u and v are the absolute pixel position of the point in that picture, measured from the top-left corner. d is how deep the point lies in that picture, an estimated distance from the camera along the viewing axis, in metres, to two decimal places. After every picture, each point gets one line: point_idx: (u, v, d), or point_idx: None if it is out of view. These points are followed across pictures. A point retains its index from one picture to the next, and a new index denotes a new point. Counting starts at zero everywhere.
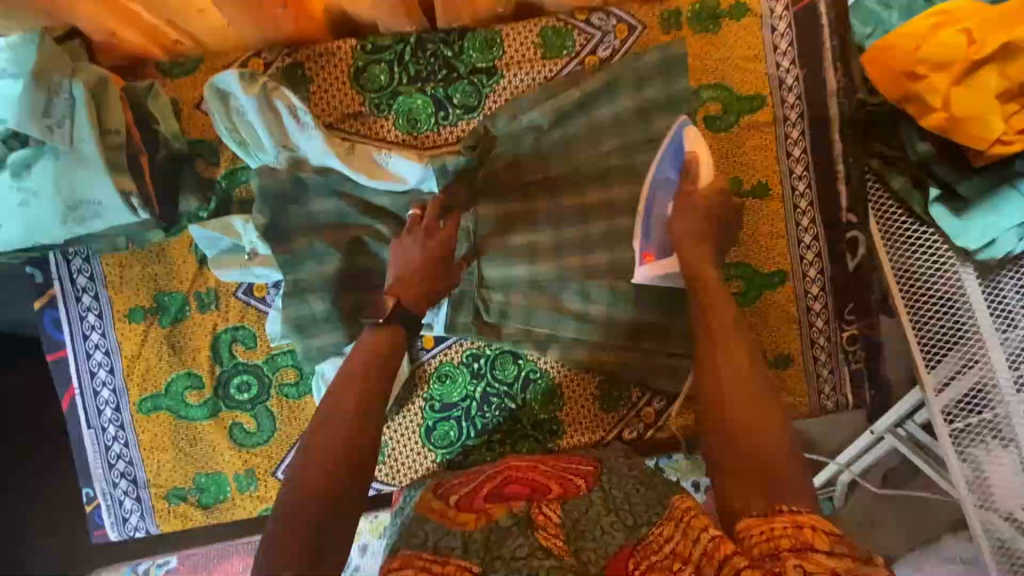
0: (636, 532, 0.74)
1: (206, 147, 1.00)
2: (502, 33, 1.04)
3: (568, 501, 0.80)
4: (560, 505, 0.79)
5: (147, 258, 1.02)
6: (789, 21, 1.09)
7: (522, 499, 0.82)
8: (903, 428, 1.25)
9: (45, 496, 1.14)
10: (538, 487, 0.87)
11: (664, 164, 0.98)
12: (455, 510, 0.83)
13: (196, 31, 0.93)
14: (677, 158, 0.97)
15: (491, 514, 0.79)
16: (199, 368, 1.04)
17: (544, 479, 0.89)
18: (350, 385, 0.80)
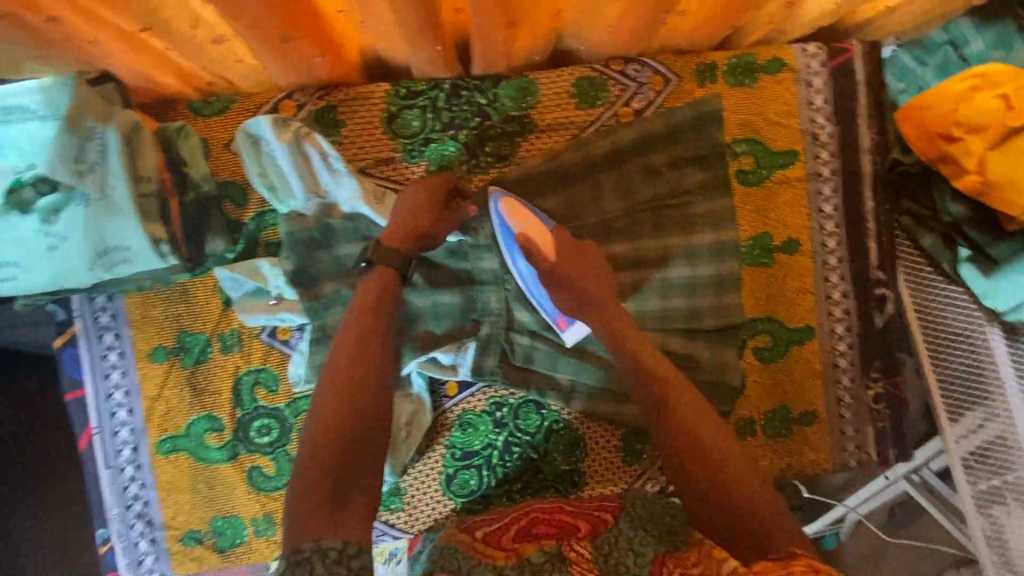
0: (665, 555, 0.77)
1: (236, 189, 0.99)
2: (536, 82, 1.04)
3: (598, 540, 0.80)
4: (591, 543, 0.79)
5: (171, 298, 1.01)
6: (825, 77, 1.08)
7: (552, 539, 0.84)
8: (919, 475, 1.23)
9: (42, 493, 1.11)
10: (567, 528, 0.87)
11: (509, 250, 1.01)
12: (482, 545, 0.84)
13: (232, 76, 0.92)
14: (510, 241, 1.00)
15: (519, 552, 0.80)
16: (220, 411, 1.03)
17: (571, 518, 0.90)
18: (354, 342, 0.82)
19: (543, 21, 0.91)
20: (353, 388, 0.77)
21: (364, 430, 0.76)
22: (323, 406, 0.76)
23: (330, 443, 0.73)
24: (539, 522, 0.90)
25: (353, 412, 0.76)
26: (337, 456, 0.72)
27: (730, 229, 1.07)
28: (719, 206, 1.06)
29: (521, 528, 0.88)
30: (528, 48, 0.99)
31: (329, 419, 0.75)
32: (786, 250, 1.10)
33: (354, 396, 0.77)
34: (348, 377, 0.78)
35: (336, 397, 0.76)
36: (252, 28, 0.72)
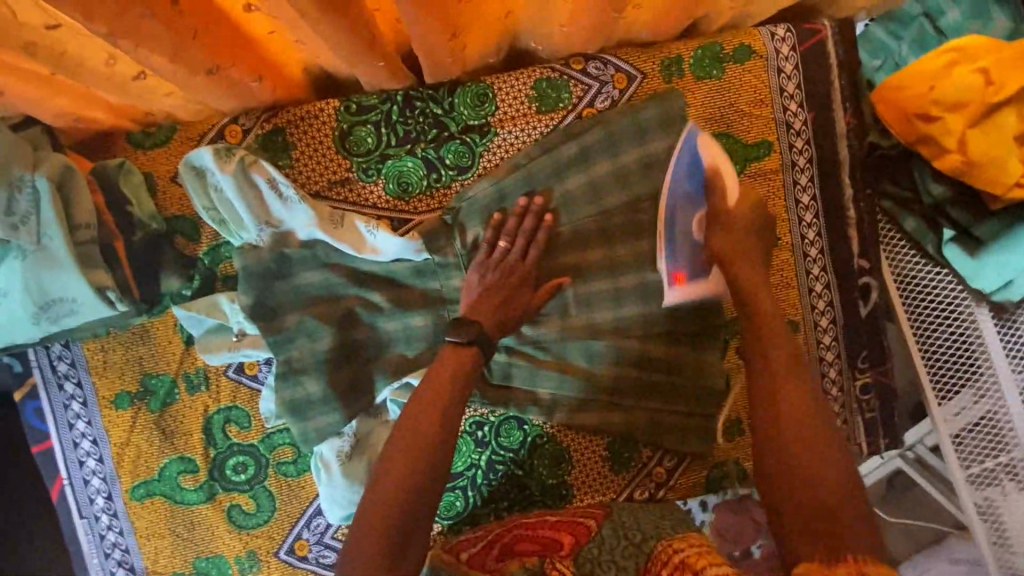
0: (646, 552, 0.81)
1: (186, 224, 0.94)
2: (494, 87, 0.99)
3: (581, 554, 0.81)
4: (573, 560, 0.80)
5: (130, 342, 0.97)
6: (795, 62, 1.03)
7: (534, 555, 0.83)
8: (913, 450, 1.23)
9: (24, 540, 1.07)
10: (551, 544, 0.86)
11: (677, 179, 0.96)
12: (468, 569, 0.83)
13: (169, 108, 0.86)
14: (693, 170, 0.96)
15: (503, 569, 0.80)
16: (192, 453, 1.00)
17: (553, 533, 0.89)
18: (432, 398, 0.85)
19: (490, 23, 0.86)
20: (422, 450, 0.81)
21: (427, 489, 0.79)
22: (386, 464, 0.80)
23: (391, 503, 0.77)
24: (522, 540, 0.88)
25: (417, 470, 0.80)
26: (397, 515, 0.76)
27: None
28: None
29: (502, 548, 0.86)
30: (480, 54, 0.94)
31: (395, 478, 0.79)
32: None
33: (423, 459, 0.80)
34: (412, 442, 0.81)
35: (399, 456, 0.80)
36: (173, 62, 0.67)
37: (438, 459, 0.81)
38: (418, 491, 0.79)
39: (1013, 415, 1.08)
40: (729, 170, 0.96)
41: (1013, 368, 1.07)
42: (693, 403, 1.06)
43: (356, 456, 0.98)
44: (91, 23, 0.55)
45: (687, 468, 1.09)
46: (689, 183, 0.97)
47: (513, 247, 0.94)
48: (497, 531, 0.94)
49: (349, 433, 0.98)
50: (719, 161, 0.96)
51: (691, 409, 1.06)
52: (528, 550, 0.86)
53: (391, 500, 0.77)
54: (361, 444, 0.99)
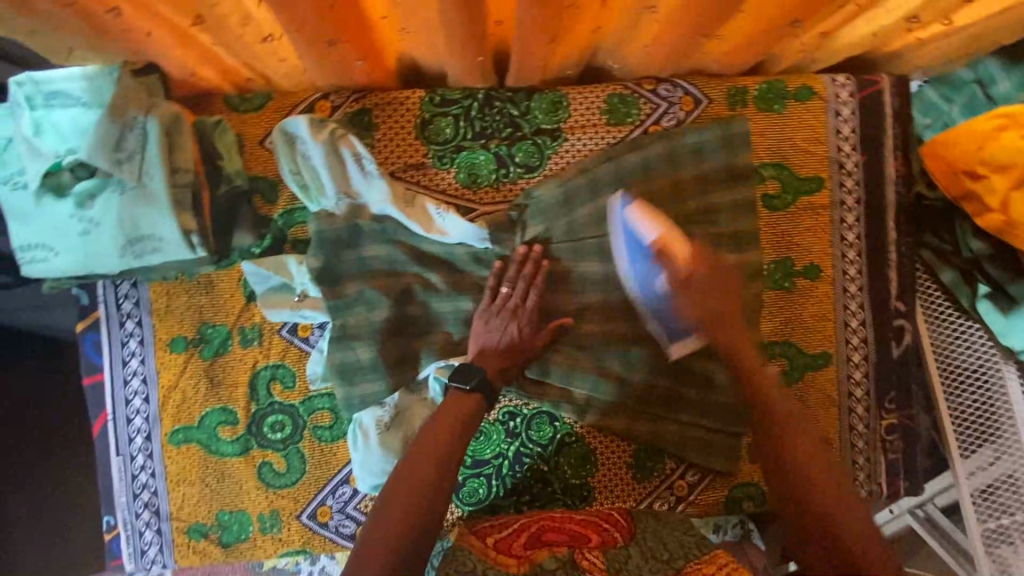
0: (676, 567, 0.85)
1: (267, 184, 1.00)
2: (569, 96, 1.05)
3: (609, 552, 0.88)
4: (602, 554, 0.87)
5: (194, 289, 1.02)
6: (853, 107, 1.09)
7: (564, 545, 0.88)
8: (924, 508, 1.25)
9: None
10: (579, 537, 0.92)
11: (627, 257, 1.00)
12: (495, 550, 0.87)
13: (273, 74, 0.93)
14: (637, 250, 0.98)
15: (530, 558, 0.85)
16: (235, 405, 1.03)
17: (580, 528, 0.95)
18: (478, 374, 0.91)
19: (581, 36, 0.92)
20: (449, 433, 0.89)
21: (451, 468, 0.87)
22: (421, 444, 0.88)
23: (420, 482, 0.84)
24: (550, 530, 0.93)
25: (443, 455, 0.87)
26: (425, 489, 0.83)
27: (755, 252, 1.07)
28: (744, 227, 1.07)
29: (532, 535, 0.91)
30: (563, 63, 1.01)
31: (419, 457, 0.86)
32: (807, 275, 1.10)
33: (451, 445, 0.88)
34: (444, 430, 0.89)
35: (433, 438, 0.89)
36: (300, 30, 0.73)
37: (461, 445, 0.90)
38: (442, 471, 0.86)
39: None
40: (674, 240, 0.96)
41: None
42: (722, 420, 1.09)
43: (393, 428, 1.00)
44: None
45: (707, 486, 1.11)
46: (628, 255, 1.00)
47: (513, 292, 0.99)
48: (522, 520, 0.97)
49: (390, 404, 1.00)
50: (663, 237, 0.96)
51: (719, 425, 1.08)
52: (554, 539, 0.92)
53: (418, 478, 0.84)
54: (400, 418, 1.01)
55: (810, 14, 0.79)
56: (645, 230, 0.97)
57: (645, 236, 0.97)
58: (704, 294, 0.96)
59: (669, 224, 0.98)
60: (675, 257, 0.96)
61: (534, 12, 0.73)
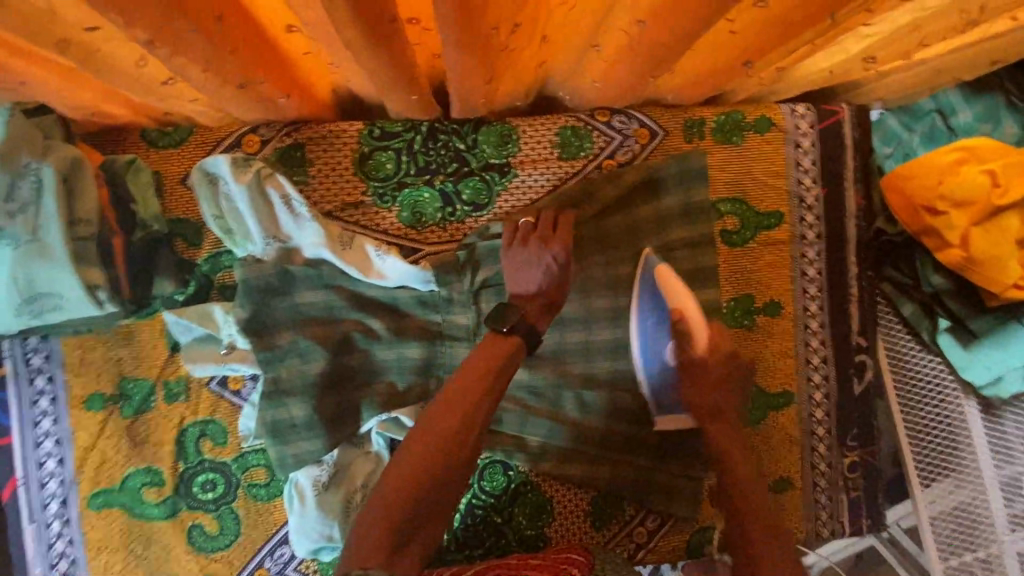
0: None
1: (189, 227, 0.92)
2: (518, 129, 1.00)
3: None
4: None
5: (112, 341, 0.94)
6: (812, 139, 1.05)
7: None
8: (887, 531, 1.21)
9: None
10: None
11: (642, 312, 0.96)
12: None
13: (191, 112, 0.85)
14: (657, 306, 0.94)
15: None
16: (160, 465, 0.95)
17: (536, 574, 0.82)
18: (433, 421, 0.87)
19: (525, 73, 0.85)
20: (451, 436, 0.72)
21: (446, 487, 0.70)
22: (419, 435, 0.72)
23: (400, 500, 0.67)
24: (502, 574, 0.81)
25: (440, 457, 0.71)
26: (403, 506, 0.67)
27: (715, 290, 1.03)
28: (703, 264, 1.03)
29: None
30: (510, 96, 0.95)
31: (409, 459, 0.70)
32: (767, 312, 1.06)
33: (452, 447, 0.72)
34: (447, 425, 0.73)
35: (424, 437, 0.72)
36: (207, 74, 0.66)
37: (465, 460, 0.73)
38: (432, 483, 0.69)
39: (992, 509, 1.09)
40: (696, 318, 0.92)
41: (995, 462, 1.09)
42: (683, 464, 1.04)
43: (332, 488, 0.94)
44: (132, 25, 0.52)
45: (667, 532, 1.07)
46: (652, 315, 0.95)
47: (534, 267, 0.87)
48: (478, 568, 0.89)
49: (328, 462, 0.94)
50: (683, 304, 0.93)
51: (680, 470, 1.04)
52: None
53: (399, 487, 0.68)
54: (340, 475, 0.95)
55: (762, 57, 0.74)
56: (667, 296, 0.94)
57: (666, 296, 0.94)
58: (713, 386, 0.94)
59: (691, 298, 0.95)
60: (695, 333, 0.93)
61: (465, 63, 0.67)
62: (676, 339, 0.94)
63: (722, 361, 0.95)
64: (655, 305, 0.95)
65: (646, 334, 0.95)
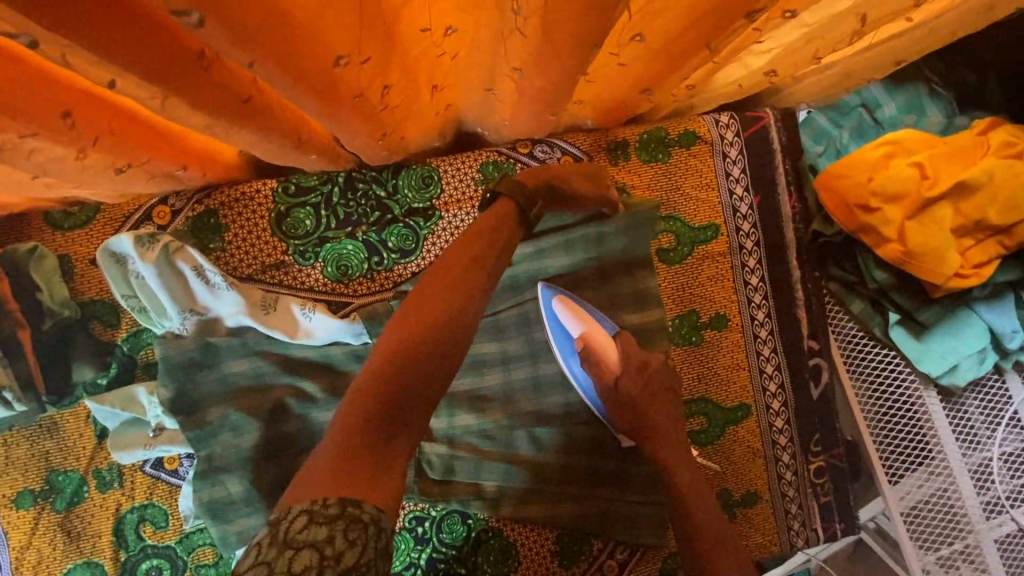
0: None
1: (104, 309, 0.88)
2: (439, 170, 0.98)
3: None
4: None
5: (35, 435, 0.90)
6: (740, 147, 1.04)
7: None
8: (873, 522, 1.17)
9: None
10: None
11: (565, 358, 0.97)
12: None
13: (87, 193, 0.82)
14: (569, 344, 0.96)
15: None
16: (100, 557, 0.91)
17: None
18: None
19: (430, 117, 0.83)
20: (428, 349, 0.68)
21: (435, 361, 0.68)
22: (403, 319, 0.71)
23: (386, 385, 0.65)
24: None
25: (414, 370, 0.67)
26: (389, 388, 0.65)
27: (657, 309, 1.01)
28: (643, 285, 1.01)
29: None
30: (424, 140, 0.93)
31: (380, 375, 0.66)
32: (714, 326, 1.05)
33: (434, 360, 0.68)
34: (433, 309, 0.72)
35: (411, 320, 0.70)
36: (79, 165, 0.63)
37: (442, 377, 0.69)
38: (410, 403, 0.65)
39: (963, 497, 1.06)
40: (603, 340, 0.94)
41: (961, 449, 1.07)
42: (645, 491, 1.02)
43: None
44: None
45: (638, 562, 1.04)
46: (571, 357, 0.97)
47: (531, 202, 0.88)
48: None
49: None
50: (586, 330, 0.94)
51: (643, 498, 1.02)
52: None
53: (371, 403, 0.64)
54: None
55: (658, 83, 0.72)
56: (570, 324, 0.95)
57: (573, 330, 0.95)
58: (644, 400, 0.93)
59: (597, 322, 0.96)
60: (607, 357, 0.94)
61: (348, 126, 0.64)
62: (592, 366, 0.93)
63: (640, 374, 0.93)
64: (569, 343, 0.96)
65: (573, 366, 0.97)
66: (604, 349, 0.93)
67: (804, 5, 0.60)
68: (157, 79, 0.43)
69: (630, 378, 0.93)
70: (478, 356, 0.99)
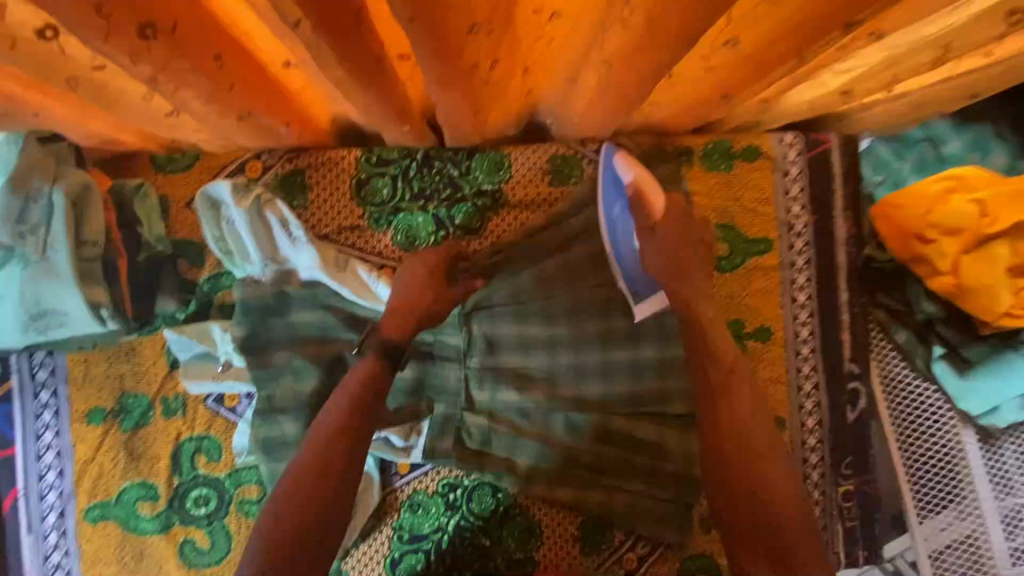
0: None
1: (192, 249, 0.96)
2: (511, 156, 1.03)
3: None
4: None
5: (114, 357, 0.97)
6: (801, 167, 1.07)
7: None
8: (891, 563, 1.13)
9: None
10: None
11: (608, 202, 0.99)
12: None
13: (196, 140, 0.89)
14: (617, 191, 0.99)
15: None
16: (156, 479, 0.97)
17: None
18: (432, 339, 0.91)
19: (513, 101, 0.88)
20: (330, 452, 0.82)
21: (342, 461, 0.82)
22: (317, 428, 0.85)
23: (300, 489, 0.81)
24: None
25: (316, 505, 0.80)
26: (304, 496, 0.81)
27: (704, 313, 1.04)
28: None
29: None
30: (503, 126, 0.98)
31: (290, 493, 0.81)
32: (757, 337, 1.07)
33: (325, 468, 0.82)
34: (336, 412, 0.85)
35: (320, 428, 0.84)
36: (209, 107, 0.69)
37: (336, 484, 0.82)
38: (314, 526, 0.80)
39: (993, 543, 1.08)
40: (655, 192, 0.97)
41: (995, 495, 1.08)
42: (677, 492, 1.03)
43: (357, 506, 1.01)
44: (138, 61, 0.55)
45: (656, 559, 1.06)
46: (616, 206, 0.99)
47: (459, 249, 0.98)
48: None
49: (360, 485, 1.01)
50: (641, 177, 0.97)
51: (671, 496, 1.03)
52: None
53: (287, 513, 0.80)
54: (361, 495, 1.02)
55: (739, 90, 0.76)
56: (623, 170, 0.98)
57: (624, 177, 0.98)
58: (681, 247, 0.97)
59: (649, 177, 0.99)
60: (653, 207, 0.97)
61: (451, 96, 0.70)
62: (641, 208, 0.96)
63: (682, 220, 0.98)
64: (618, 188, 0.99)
65: (614, 217, 0.99)
66: (655, 198, 0.97)
67: (892, 27, 0.63)
68: (320, 24, 0.49)
69: (670, 229, 0.97)
70: (526, 337, 1.02)
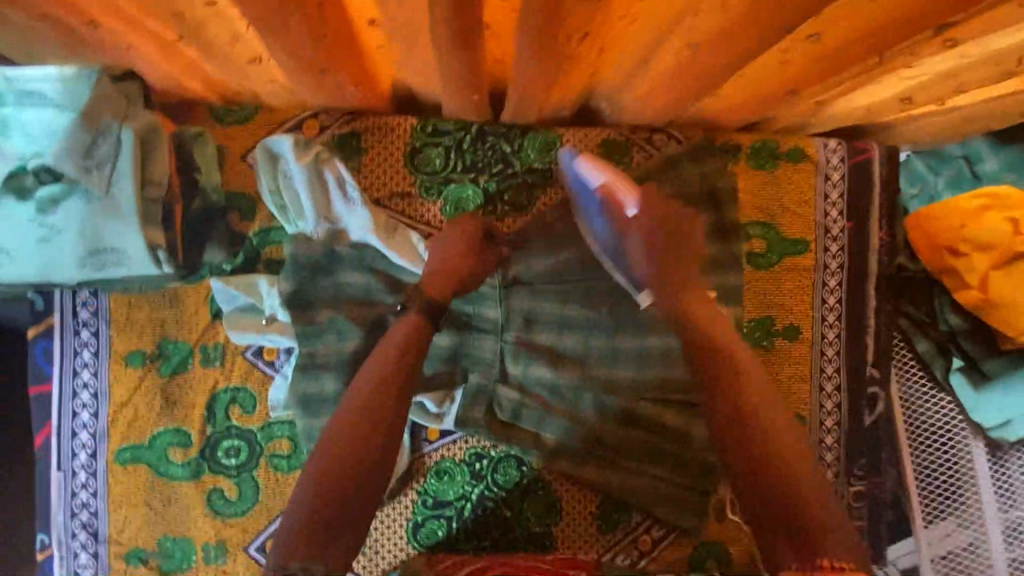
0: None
1: (245, 203, 0.98)
2: (563, 137, 1.05)
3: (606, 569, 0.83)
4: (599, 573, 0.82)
5: (158, 302, 0.98)
6: (842, 173, 1.09)
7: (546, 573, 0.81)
8: None
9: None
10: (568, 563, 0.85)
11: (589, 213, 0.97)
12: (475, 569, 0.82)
13: (261, 93, 0.90)
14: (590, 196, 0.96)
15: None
16: (189, 427, 0.98)
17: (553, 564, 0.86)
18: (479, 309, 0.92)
19: (578, 82, 0.89)
20: (373, 411, 0.81)
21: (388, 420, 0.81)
22: (358, 386, 0.83)
23: (346, 447, 0.79)
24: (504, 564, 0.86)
25: (360, 465, 0.79)
26: (352, 456, 0.78)
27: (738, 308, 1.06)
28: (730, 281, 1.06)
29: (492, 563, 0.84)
30: (560, 106, 1.00)
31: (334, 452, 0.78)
32: (786, 336, 1.10)
33: (369, 427, 0.80)
34: (380, 370, 0.83)
35: (364, 384, 0.83)
36: (294, 57, 0.70)
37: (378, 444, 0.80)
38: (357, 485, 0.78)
39: (992, 553, 1.11)
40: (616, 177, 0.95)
41: (999, 507, 1.11)
42: (697, 478, 1.05)
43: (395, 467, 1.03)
44: (247, 0, 0.56)
45: (671, 542, 1.08)
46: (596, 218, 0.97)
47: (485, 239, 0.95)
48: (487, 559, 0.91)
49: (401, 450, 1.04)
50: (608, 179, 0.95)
51: (690, 483, 1.05)
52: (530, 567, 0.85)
53: (330, 470, 0.77)
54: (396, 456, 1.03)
55: (806, 87, 0.78)
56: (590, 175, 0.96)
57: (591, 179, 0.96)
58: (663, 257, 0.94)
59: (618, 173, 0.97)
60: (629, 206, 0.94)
61: (533, 66, 0.71)
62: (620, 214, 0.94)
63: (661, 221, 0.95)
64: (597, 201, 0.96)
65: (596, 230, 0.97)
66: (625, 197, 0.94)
67: (969, 35, 0.65)
68: None
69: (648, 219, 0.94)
70: (563, 317, 1.04)
